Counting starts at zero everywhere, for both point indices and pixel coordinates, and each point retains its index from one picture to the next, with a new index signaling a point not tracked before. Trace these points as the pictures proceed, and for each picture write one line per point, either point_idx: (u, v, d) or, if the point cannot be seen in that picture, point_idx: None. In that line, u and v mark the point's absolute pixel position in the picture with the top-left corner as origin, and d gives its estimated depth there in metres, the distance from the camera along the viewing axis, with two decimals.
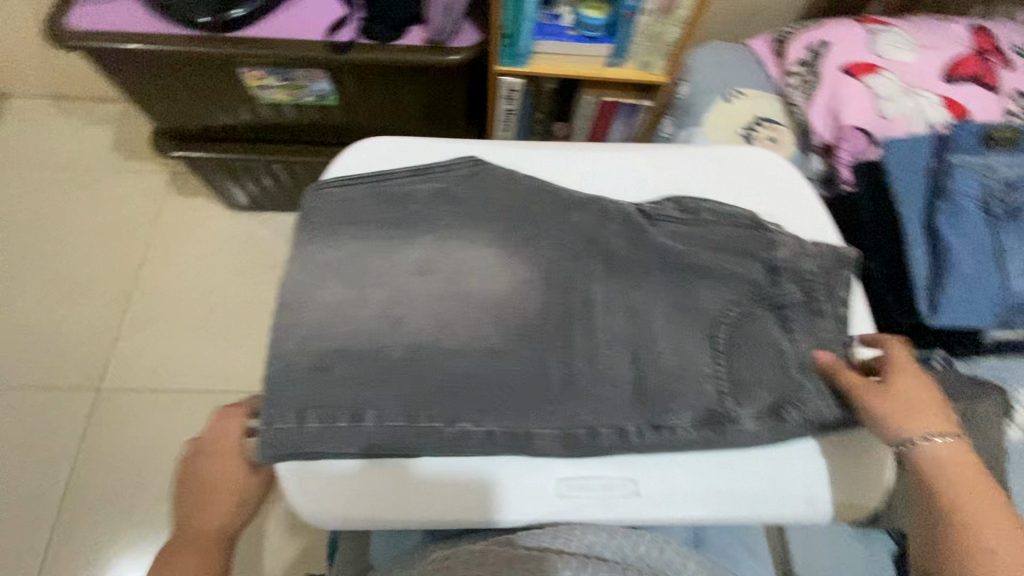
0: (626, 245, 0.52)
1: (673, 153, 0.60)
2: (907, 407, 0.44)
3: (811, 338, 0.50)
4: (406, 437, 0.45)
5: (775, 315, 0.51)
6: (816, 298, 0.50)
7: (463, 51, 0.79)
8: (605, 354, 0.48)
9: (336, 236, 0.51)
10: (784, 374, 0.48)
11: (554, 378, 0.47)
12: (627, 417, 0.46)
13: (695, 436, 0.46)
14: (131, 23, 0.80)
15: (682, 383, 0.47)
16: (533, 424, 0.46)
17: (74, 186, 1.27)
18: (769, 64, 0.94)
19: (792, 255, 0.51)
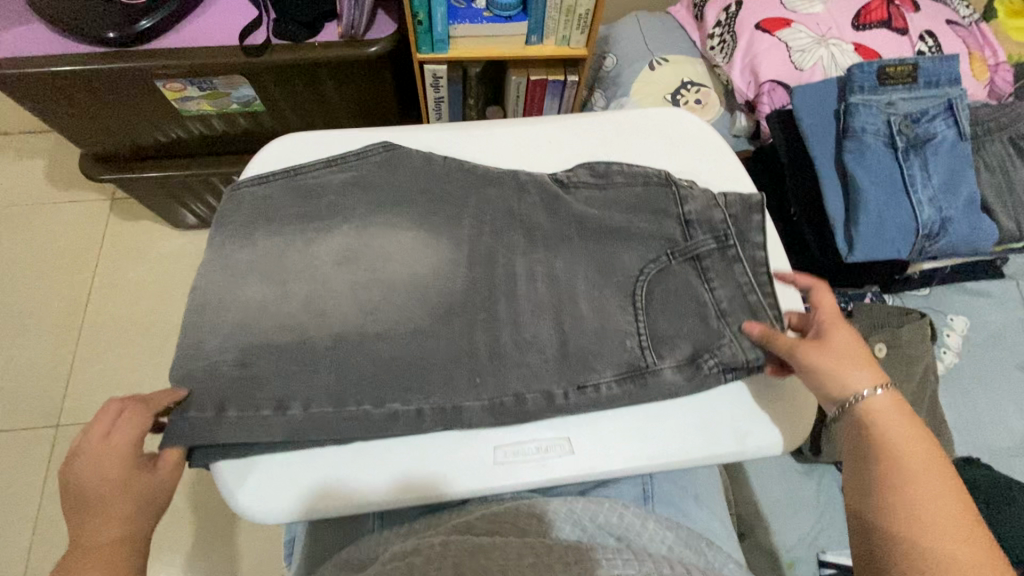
0: (546, 216, 0.54)
1: (587, 122, 0.61)
2: (842, 363, 0.45)
3: (731, 286, 0.51)
4: (340, 423, 0.46)
5: (694, 267, 0.52)
6: (730, 245, 0.52)
7: (381, 43, 0.78)
8: (529, 323, 0.50)
9: (250, 237, 0.52)
10: (703, 323, 0.50)
11: (481, 351, 0.49)
12: (553, 380, 0.48)
13: (618, 391, 0.48)
14: (33, 46, 0.77)
15: (603, 343, 0.50)
16: (463, 398, 0.47)
17: (7, 221, 1.23)
18: (690, 29, 0.97)
19: (701, 207, 0.53)
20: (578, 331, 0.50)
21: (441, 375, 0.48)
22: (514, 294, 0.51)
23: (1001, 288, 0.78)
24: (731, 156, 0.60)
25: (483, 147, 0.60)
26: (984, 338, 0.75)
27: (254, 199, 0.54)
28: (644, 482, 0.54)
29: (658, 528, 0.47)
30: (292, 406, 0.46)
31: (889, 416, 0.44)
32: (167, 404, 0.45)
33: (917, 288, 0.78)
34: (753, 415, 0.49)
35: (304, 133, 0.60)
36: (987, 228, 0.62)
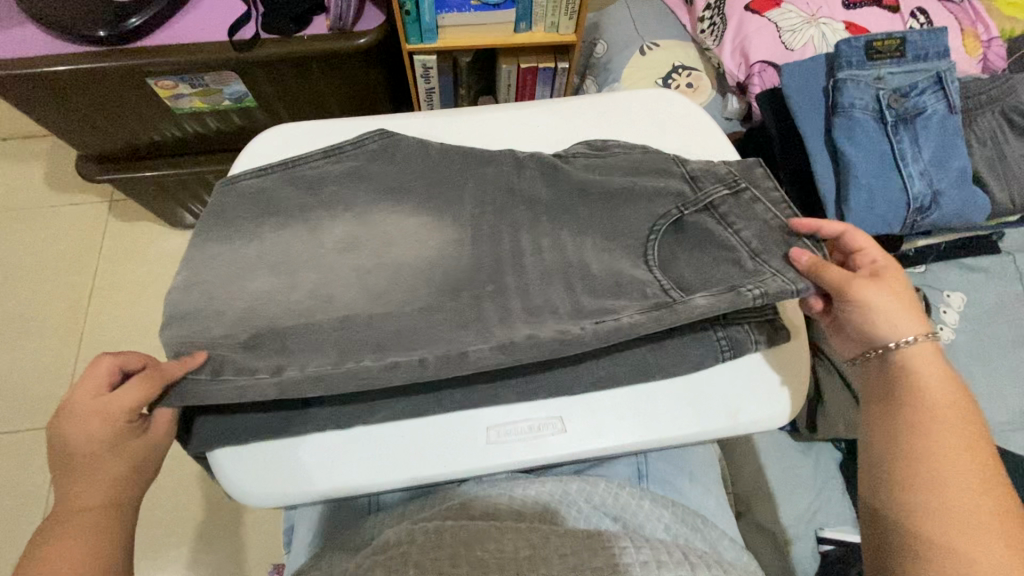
0: (546, 188, 0.54)
1: (579, 104, 0.62)
2: (893, 302, 0.45)
3: (755, 225, 0.50)
4: (346, 385, 0.45)
5: (710, 214, 0.51)
6: (740, 185, 0.51)
7: (370, 33, 0.78)
8: (538, 288, 0.49)
9: (258, 231, 0.52)
10: (733, 266, 0.49)
11: (492, 320, 0.47)
12: (570, 324, 0.47)
13: (642, 320, 0.46)
14: (26, 47, 0.78)
15: (620, 296, 0.48)
16: (469, 344, 0.46)
17: (8, 226, 1.24)
18: (681, 13, 0.96)
19: (702, 161, 0.53)
20: (590, 290, 0.49)
21: None
22: (521, 266, 0.50)
23: (999, 263, 0.77)
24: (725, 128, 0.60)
25: (473, 131, 0.60)
26: (982, 313, 0.75)
27: (252, 193, 0.54)
28: (638, 461, 0.54)
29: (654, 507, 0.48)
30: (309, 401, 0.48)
31: (924, 366, 0.44)
32: (175, 376, 0.44)
33: (912, 265, 0.78)
34: (747, 387, 0.49)
35: (297, 125, 0.60)
36: (980, 201, 0.62)
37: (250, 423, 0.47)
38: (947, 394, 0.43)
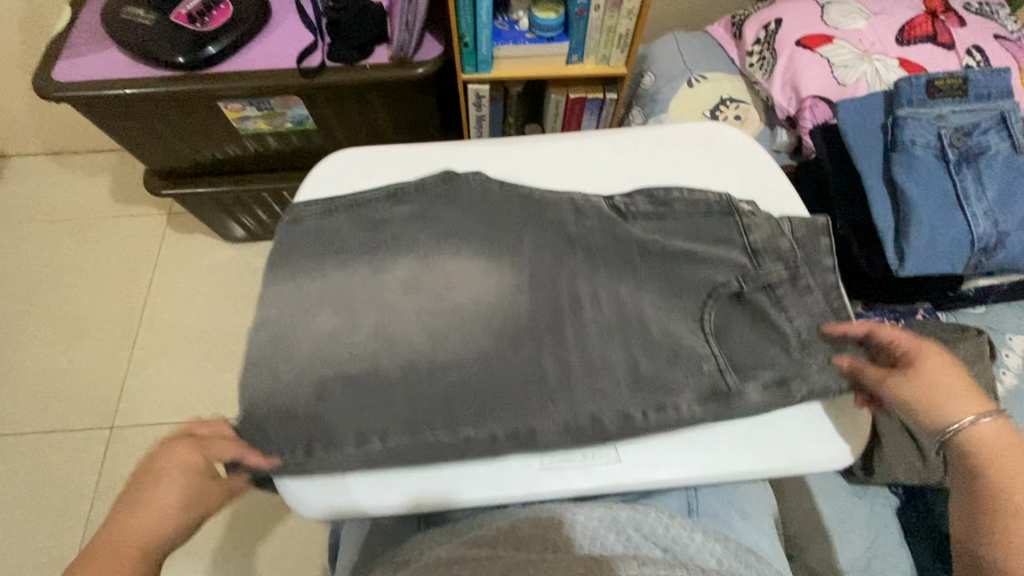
0: (605, 236, 0.55)
1: (640, 136, 0.63)
2: (937, 395, 0.45)
3: (805, 314, 0.51)
4: (411, 452, 0.48)
5: (767, 296, 0.52)
6: (800, 275, 0.53)
7: (428, 64, 0.82)
8: (597, 345, 0.51)
9: (328, 261, 0.55)
10: (785, 354, 0.50)
11: (550, 373, 0.49)
12: (631, 401, 0.48)
13: (699, 412, 0.48)
14: (110, 70, 0.83)
15: (677, 365, 0.50)
16: (536, 421, 0.48)
17: (75, 235, 1.31)
18: (729, 47, 0.98)
19: (767, 237, 0.54)
20: (651, 354, 0.50)
21: (495, 394, 0.49)
22: (581, 317, 0.52)
23: None
24: (787, 181, 0.60)
25: (529, 163, 0.62)
26: None
27: (317, 229, 0.57)
28: (689, 494, 0.54)
29: (706, 539, 0.46)
30: (370, 436, 0.48)
31: (994, 447, 0.43)
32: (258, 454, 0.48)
33: (973, 306, 0.75)
34: (806, 429, 0.49)
35: (360, 151, 0.63)
36: None
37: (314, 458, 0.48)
38: None
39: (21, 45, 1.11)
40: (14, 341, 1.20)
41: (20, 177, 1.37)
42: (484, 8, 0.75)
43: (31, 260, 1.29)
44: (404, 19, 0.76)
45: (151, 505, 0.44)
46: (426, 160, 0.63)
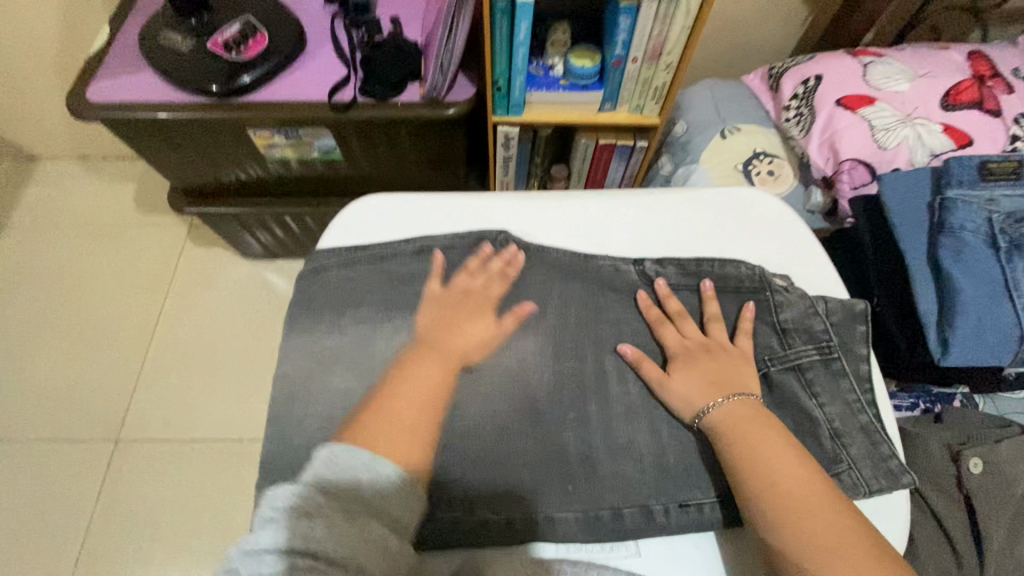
0: (634, 312, 0.54)
1: (670, 198, 0.61)
2: (688, 392, 0.48)
3: (839, 402, 0.48)
4: (421, 530, 0.45)
5: (799, 379, 0.49)
6: (834, 355, 0.49)
7: (459, 104, 0.81)
8: (622, 427, 0.49)
9: (348, 314, 0.54)
10: (816, 446, 0.47)
11: (573, 458, 0.47)
12: (654, 493, 0.46)
13: (722, 514, 0.46)
14: (145, 92, 0.83)
15: (698, 455, 0.48)
16: (556, 508, 0.46)
17: (97, 240, 1.32)
18: (765, 99, 0.96)
19: (798, 315, 0.51)
20: (678, 442, 0.48)
21: (511, 475, 0.47)
22: (607, 394, 0.50)
23: None
24: (826, 257, 0.58)
25: (555, 223, 0.60)
26: None
27: (337, 282, 0.56)
28: None
29: None
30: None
31: (740, 429, 0.44)
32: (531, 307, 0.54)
33: (1013, 391, 0.66)
34: None
35: (387, 197, 0.63)
36: None
37: None
38: (780, 444, 0.43)
39: (60, 56, 1.13)
40: (29, 344, 1.20)
41: (48, 180, 1.39)
42: (520, 54, 0.74)
43: (53, 264, 1.29)
44: (439, 61, 0.76)
45: (463, 327, 0.52)
46: (453, 211, 0.61)
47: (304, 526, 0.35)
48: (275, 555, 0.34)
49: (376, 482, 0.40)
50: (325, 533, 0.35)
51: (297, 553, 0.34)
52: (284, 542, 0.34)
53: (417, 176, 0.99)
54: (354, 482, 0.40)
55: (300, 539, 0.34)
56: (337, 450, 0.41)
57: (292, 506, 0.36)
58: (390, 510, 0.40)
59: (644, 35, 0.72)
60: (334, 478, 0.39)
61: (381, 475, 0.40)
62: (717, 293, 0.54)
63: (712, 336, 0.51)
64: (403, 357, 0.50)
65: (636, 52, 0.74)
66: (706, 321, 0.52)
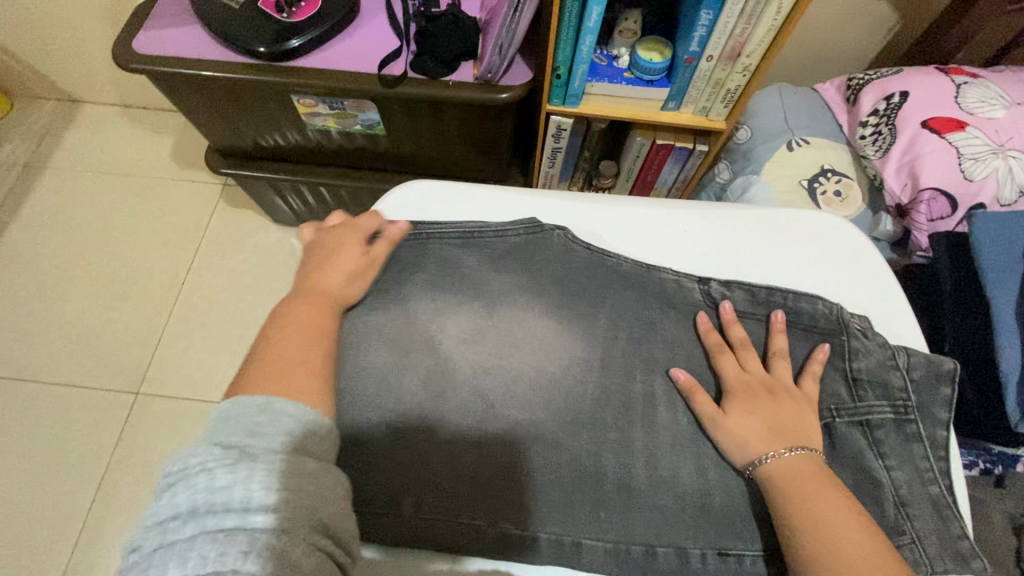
0: (689, 334, 0.50)
1: (738, 213, 0.56)
2: (744, 434, 0.44)
3: (908, 467, 0.44)
4: (443, 531, 0.43)
5: (866, 436, 0.45)
6: (909, 416, 0.45)
7: (514, 89, 0.77)
8: (668, 458, 0.45)
9: (384, 295, 0.50)
10: (879, 512, 0.42)
11: (610, 484, 0.44)
12: (692, 535, 0.43)
13: (765, 569, 0.42)
14: (191, 48, 0.80)
15: (748, 501, 0.44)
16: (585, 533, 0.43)
17: (132, 191, 1.32)
18: (838, 112, 0.89)
19: (874, 365, 0.47)
20: (725, 482, 0.44)
21: (542, 497, 0.43)
22: (653, 421, 0.46)
23: None
24: (904, 300, 0.53)
25: (613, 229, 0.56)
26: None
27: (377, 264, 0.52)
28: None
29: None
30: (403, 502, 0.43)
31: (802, 480, 0.40)
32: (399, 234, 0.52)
33: None
34: None
35: (436, 183, 0.59)
36: None
37: None
38: (843, 506, 0.39)
39: (109, 2, 1.10)
40: (60, 288, 1.21)
41: (89, 125, 1.38)
42: (586, 42, 0.69)
43: (87, 209, 1.30)
44: (498, 42, 0.71)
45: (328, 271, 0.48)
46: (507, 199, 0.58)
47: (205, 481, 0.31)
48: (182, 521, 0.30)
49: (277, 421, 0.36)
50: (229, 481, 0.31)
51: (204, 513, 0.30)
52: (185, 506, 0.30)
53: (460, 160, 0.95)
54: (253, 426, 0.35)
55: (203, 496, 0.30)
56: (229, 407, 0.36)
57: (185, 467, 0.32)
58: (302, 442, 0.36)
59: (724, 32, 0.66)
60: (235, 429, 0.35)
61: (281, 414, 0.36)
62: (787, 327, 0.50)
63: (775, 374, 0.47)
64: (269, 316, 0.45)
65: (712, 50, 0.68)
66: (770, 356, 0.48)
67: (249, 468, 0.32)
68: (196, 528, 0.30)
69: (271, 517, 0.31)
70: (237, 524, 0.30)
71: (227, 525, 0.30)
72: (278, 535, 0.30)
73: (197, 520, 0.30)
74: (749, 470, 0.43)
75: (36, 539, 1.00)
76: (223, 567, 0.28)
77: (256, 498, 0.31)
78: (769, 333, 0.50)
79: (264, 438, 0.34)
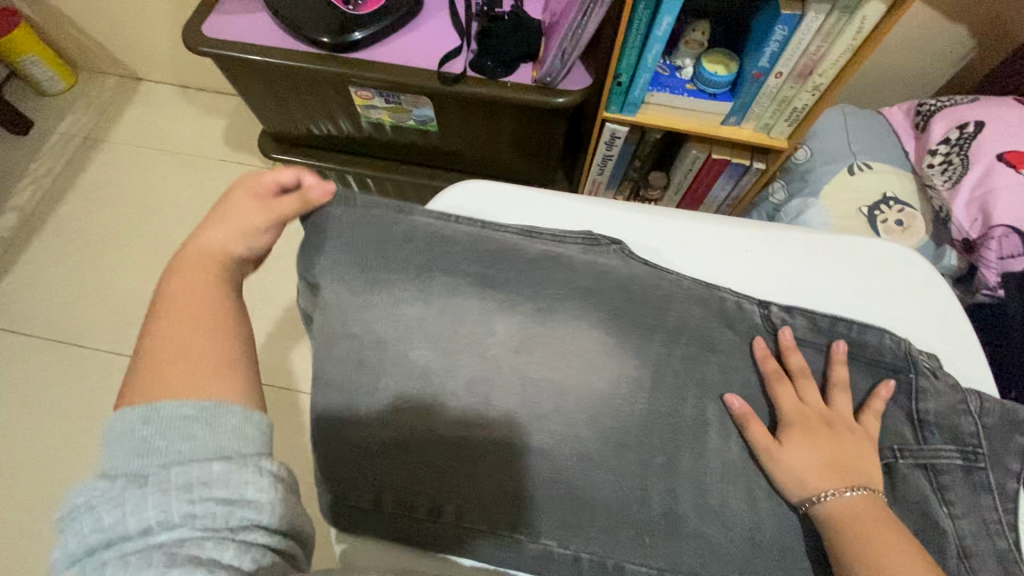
0: (745, 358, 0.49)
1: (801, 237, 0.54)
2: (801, 467, 0.42)
3: (975, 518, 0.41)
4: (481, 542, 0.43)
5: (931, 481, 0.43)
6: (979, 464, 0.43)
7: (572, 94, 0.76)
8: (720, 486, 0.44)
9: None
10: (941, 562, 0.40)
11: (655, 508, 0.43)
12: (740, 568, 0.41)
13: None
14: (257, 35, 0.82)
15: (801, 538, 0.42)
16: (627, 557, 0.42)
17: (184, 169, 1.36)
18: (905, 137, 0.85)
19: (944, 407, 0.45)
20: (777, 516, 0.43)
21: (586, 512, 0.43)
22: (704, 445, 0.45)
23: None
24: (975, 340, 0.50)
25: (671, 244, 0.55)
26: None
27: (426, 243, 0.50)
28: None
29: None
30: (444, 509, 0.43)
31: (864, 523, 0.39)
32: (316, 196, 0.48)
33: None
34: None
35: (492, 183, 0.58)
36: None
37: (371, 499, 0.44)
38: (908, 553, 0.37)
39: None
40: (109, 259, 1.25)
41: (149, 103, 1.43)
42: (653, 50, 0.68)
43: (140, 184, 1.34)
44: (561, 47, 0.71)
45: (224, 235, 0.44)
46: (564, 204, 0.57)
47: (97, 515, 0.29)
48: (85, 561, 0.28)
49: (165, 433, 0.32)
50: (119, 511, 0.29)
51: (104, 549, 0.28)
52: (83, 546, 0.28)
53: (509, 162, 0.95)
54: (140, 443, 0.32)
55: (98, 528, 0.28)
56: (112, 424, 0.33)
57: (74, 509, 0.30)
58: (208, 445, 0.32)
59: (798, 50, 0.64)
60: (122, 452, 0.32)
61: (170, 420, 0.33)
62: (848, 358, 0.48)
63: (835, 408, 0.45)
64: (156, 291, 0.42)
65: (782, 67, 0.67)
66: (831, 387, 0.47)
67: (138, 492, 0.29)
68: (99, 563, 0.28)
69: (184, 530, 0.29)
70: (144, 546, 0.28)
71: (130, 551, 0.28)
72: (199, 543, 0.28)
73: (98, 555, 0.28)
74: (805, 506, 0.41)
75: None
76: None
77: (158, 517, 0.29)
78: (829, 363, 0.48)
79: (156, 454, 0.31)
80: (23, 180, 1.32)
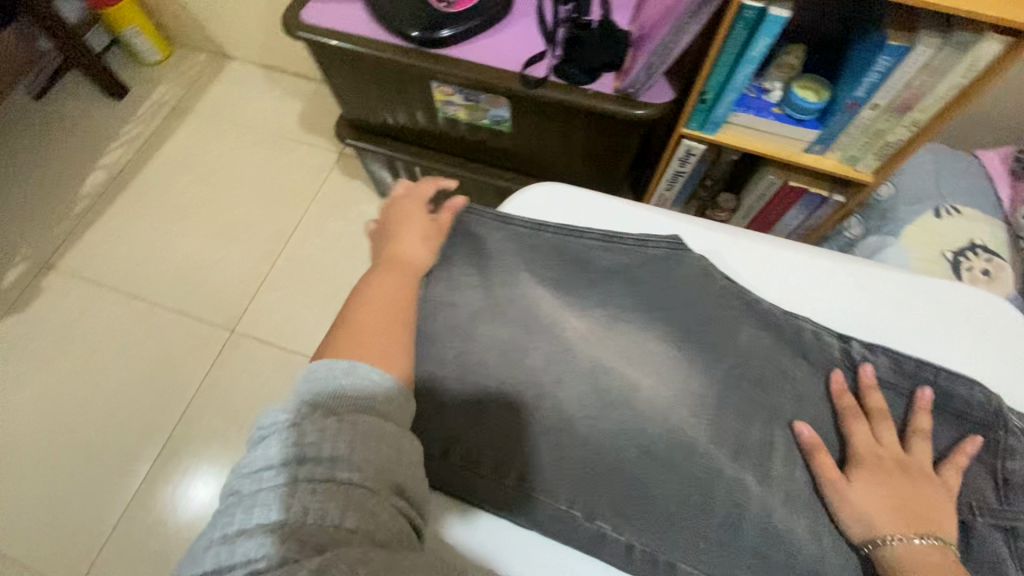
0: (818, 389, 0.48)
1: (889, 275, 0.52)
2: (869, 509, 0.41)
3: None
4: (542, 510, 0.43)
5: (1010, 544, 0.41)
6: None
7: (651, 107, 0.76)
8: (782, 513, 0.42)
9: (515, 283, 0.51)
10: None
11: (722, 522, 0.42)
12: None
13: None
14: (351, 24, 0.85)
15: None
16: (681, 557, 0.42)
17: (260, 145, 1.43)
18: (1001, 185, 0.82)
19: None
20: (839, 551, 0.42)
21: (642, 513, 0.43)
22: (769, 470, 0.44)
23: None
24: None
25: (751, 266, 0.54)
26: None
27: (515, 248, 0.52)
28: None
29: None
30: (507, 473, 0.44)
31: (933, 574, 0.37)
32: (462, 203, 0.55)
33: None
34: None
35: (571, 188, 0.59)
36: None
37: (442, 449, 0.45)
38: None
39: None
40: (184, 223, 1.33)
41: (235, 80, 1.51)
42: (743, 71, 0.67)
43: (220, 155, 1.42)
44: (648, 61, 0.71)
45: (400, 241, 0.51)
46: (644, 216, 0.57)
47: (293, 436, 0.33)
48: (276, 470, 0.31)
49: (357, 385, 0.37)
50: (318, 436, 0.33)
51: (297, 463, 0.31)
52: (278, 456, 0.32)
53: (576, 169, 0.96)
54: (336, 386, 0.37)
55: (298, 445, 0.32)
56: (310, 371, 0.38)
57: (275, 424, 0.34)
58: (375, 407, 0.37)
59: (899, 82, 0.62)
60: (325, 393, 0.36)
61: (362, 378, 0.38)
62: (933, 408, 0.46)
63: (912, 455, 0.43)
64: (354, 291, 0.47)
65: (880, 99, 0.64)
66: (910, 434, 0.45)
67: (335, 425, 0.34)
68: (292, 475, 0.31)
69: (358, 475, 0.32)
70: (327, 477, 0.31)
71: (318, 479, 0.31)
72: (371, 495, 0.32)
73: (291, 469, 0.31)
74: (867, 548, 0.40)
75: (126, 441, 1.10)
76: (326, 520, 0.30)
77: (346, 455, 0.33)
78: (911, 409, 0.46)
79: (345, 400, 0.36)
80: (115, 141, 1.42)
